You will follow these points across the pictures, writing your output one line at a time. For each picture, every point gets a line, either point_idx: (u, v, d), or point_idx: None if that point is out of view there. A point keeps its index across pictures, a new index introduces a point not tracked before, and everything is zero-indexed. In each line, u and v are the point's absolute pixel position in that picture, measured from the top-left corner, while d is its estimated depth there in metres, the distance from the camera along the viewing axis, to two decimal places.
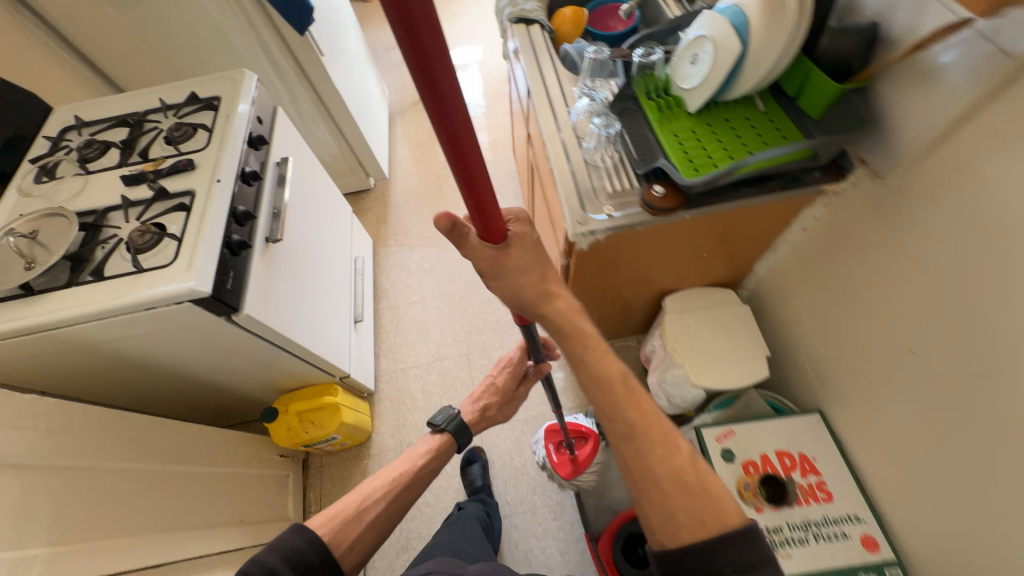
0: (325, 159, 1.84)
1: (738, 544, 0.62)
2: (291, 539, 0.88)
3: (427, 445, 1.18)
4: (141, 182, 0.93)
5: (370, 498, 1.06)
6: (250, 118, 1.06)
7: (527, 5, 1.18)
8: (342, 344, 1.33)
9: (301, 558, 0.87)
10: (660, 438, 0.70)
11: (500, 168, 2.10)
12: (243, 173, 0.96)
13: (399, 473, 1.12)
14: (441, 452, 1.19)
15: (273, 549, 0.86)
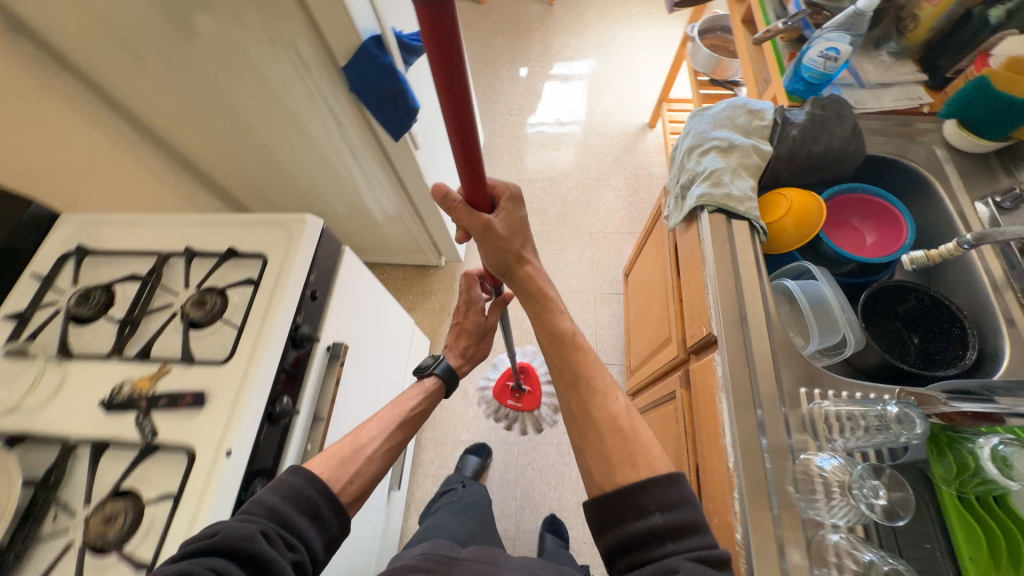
0: (393, 237, 1.51)
1: (664, 483, 0.51)
2: (290, 481, 0.60)
3: (420, 389, 0.90)
4: (131, 411, 0.63)
5: (371, 430, 0.77)
6: (302, 300, 0.74)
7: (738, 183, 0.76)
8: (368, 542, 1.03)
9: (307, 502, 0.60)
10: (597, 386, 0.62)
11: (598, 274, 1.67)
12: (271, 417, 0.66)
13: (389, 413, 0.82)
14: (434, 394, 0.93)
15: (270, 490, 0.58)
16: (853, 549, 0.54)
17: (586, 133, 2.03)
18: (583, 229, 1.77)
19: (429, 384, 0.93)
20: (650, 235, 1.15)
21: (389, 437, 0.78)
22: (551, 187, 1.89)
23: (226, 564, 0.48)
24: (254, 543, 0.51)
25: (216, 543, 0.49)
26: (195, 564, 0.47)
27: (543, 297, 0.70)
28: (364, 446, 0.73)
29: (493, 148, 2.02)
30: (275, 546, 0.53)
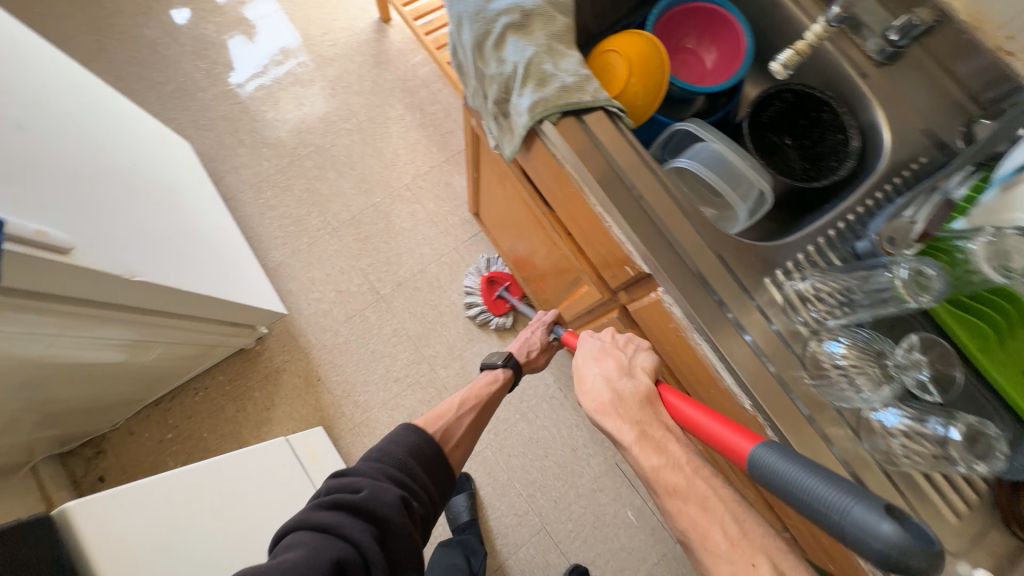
0: (168, 357, 1.01)
1: None
2: (413, 437, 0.57)
3: (490, 374, 0.76)
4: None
5: (463, 415, 0.68)
6: None
7: (564, 64, 0.54)
8: None
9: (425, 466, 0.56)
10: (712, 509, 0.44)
11: (445, 225, 1.39)
12: None
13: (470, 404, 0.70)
14: (504, 382, 0.77)
15: (396, 446, 0.56)
16: (919, 428, 0.46)
17: (319, 65, 1.51)
18: (397, 184, 1.42)
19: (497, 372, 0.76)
20: (483, 167, 0.89)
21: (473, 427, 0.69)
22: (328, 158, 1.42)
23: (366, 531, 0.47)
24: (396, 512, 0.49)
25: (359, 503, 0.48)
26: (338, 526, 0.46)
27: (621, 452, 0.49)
28: (456, 432, 0.66)
29: (215, 147, 1.40)
30: (411, 511, 0.51)
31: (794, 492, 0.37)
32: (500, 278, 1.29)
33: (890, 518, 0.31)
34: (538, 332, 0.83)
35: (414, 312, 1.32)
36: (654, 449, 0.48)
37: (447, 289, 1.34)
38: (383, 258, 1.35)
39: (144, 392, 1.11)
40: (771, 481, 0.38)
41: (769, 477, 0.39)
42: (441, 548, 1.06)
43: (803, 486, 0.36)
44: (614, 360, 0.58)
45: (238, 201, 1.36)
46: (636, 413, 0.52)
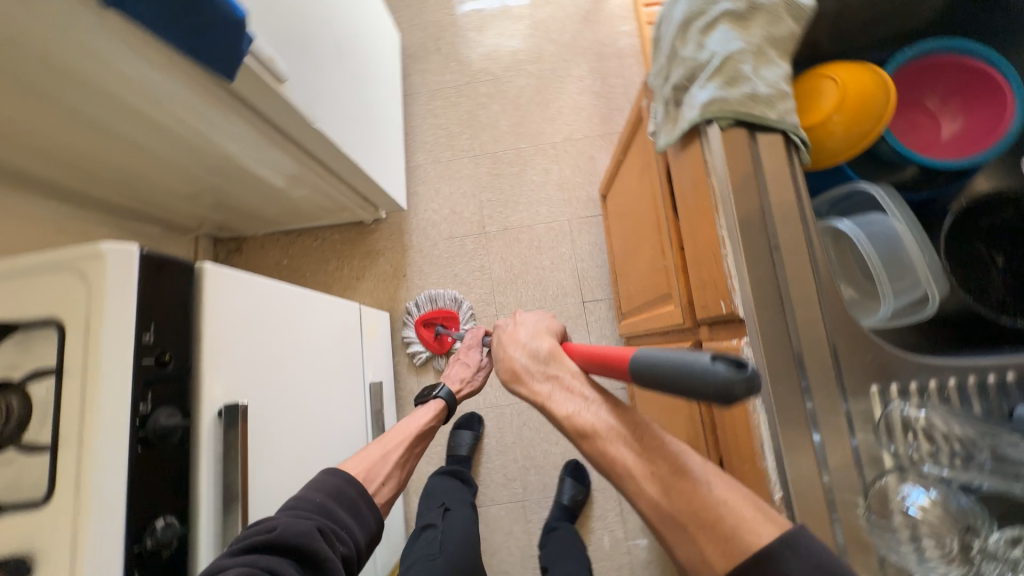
0: (311, 201, 1.20)
1: None
2: (332, 480, 0.64)
3: (427, 408, 0.87)
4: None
5: (391, 452, 0.76)
6: (135, 382, 0.49)
7: (765, 72, 0.49)
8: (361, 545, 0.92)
9: (350, 502, 0.64)
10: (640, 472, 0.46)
11: (570, 195, 1.39)
12: (137, 558, 0.47)
13: (395, 437, 0.79)
14: (441, 414, 0.89)
15: (314, 490, 0.62)
16: None
17: (532, 5, 1.55)
18: (546, 140, 1.44)
19: (437, 404, 0.89)
20: (632, 151, 0.87)
21: (401, 462, 0.78)
22: (497, 93, 1.49)
23: (284, 563, 0.52)
24: (313, 539, 0.54)
25: (273, 538, 0.52)
26: (257, 558, 0.50)
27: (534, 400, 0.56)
28: (382, 471, 0.73)
29: (416, 48, 1.55)
30: (328, 541, 0.57)
31: (664, 377, 0.40)
32: (437, 318, 1.30)
33: (713, 356, 0.36)
34: (467, 359, 0.96)
35: (505, 259, 1.37)
36: (566, 396, 0.54)
37: (542, 253, 1.37)
38: (501, 201, 1.41)
39: (284, 221, 1.34)
40: (647, 378, 0.42)
41: (645, 375, 0.43)
42: (438, 479, 1.07)
43: (667, 365, 0.40)
44: (522, 330, 0.64)
45: (412, 100, 1.51)
46: (542, 373, 0.58)
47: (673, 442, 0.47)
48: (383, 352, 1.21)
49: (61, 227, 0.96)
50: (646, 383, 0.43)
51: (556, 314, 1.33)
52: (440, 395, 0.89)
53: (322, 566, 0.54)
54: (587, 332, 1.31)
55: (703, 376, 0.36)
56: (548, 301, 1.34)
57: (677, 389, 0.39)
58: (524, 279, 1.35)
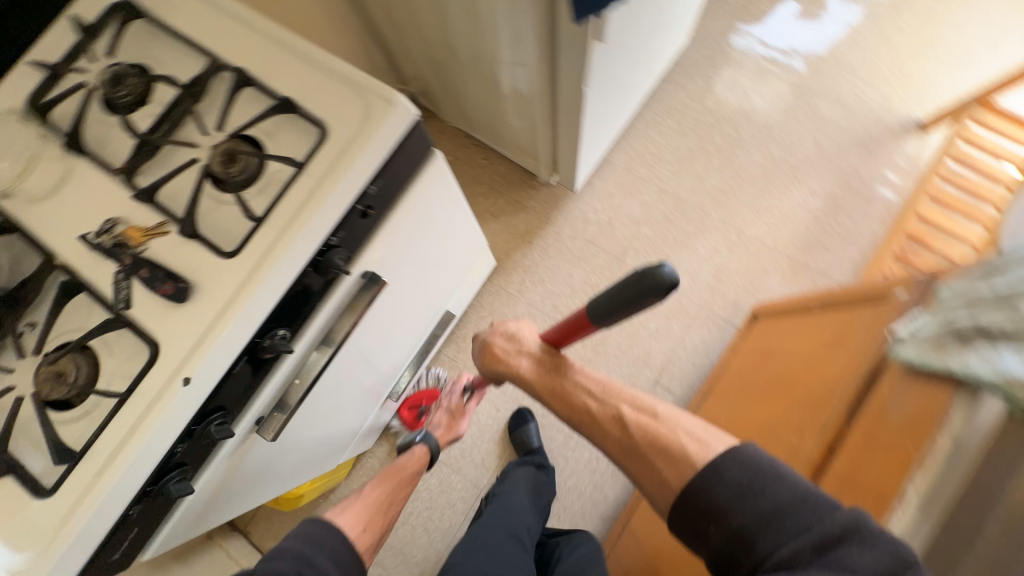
0: (512, 131, 1.20)
1: (723, 482, 0.49)
2: (310, 527, 0.62)
3: (413, 458, 0.96)
4: (114, 269, 0.51)
5: (369, 498, 0.77)
6: (344, 216, 0.52)
7: None
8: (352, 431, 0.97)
9: (330, 551, 0.61)
10: (607, 422, 0.60)
11: (718, 287, 1.31)
12: (253, 348, 0.50)
13: (381, 480, 0.84)
14: (424, 458, 0.98)
15: (288, 539, 0.60)
16: None
17: (820, 98, 1.42)
18: (736, 225, 1.35)
19: (421, 448, 1.00)
20: (837, 315, 0.80)
21: (383, 506, 0.78)
22: (728, 151, 1.40)
23: None
24: None
25: None
26: None
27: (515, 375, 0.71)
28: (364, 512, 0.74)
29: (687, 61, 1.47)
30: None
31: (614, 305, 0.56)
32: (419, 397, 1.24)
33: (642, 271, 0.52)
34: (433, 417, 1.17)
35: None
36: (541, 372, 0.68)
37: (654, 316, 1.30)
38: (655, 246, 1.35)
39: (472, 128, 1.35)
40: (608, 316, 0.57)
41: (604, 314, 0.58)
42: (521, 466, 1.04)
43: (615, 295, 0.55)
44: (502, 323, 0.75)
45: (649, 103, 1.44)
46: (521, 361, 0.71)
47: (601, 389, 0.63)
48: (469, 293, 1.22)
49: (328, 7, 1.02)
50: (607, 319, 0.58)
51: (625, 375, 1.28)
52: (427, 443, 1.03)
53: None
54: None
55: (638, 279, 0.52)
56: (628, 359, 1.29)
57: (618, 312, 0.56)
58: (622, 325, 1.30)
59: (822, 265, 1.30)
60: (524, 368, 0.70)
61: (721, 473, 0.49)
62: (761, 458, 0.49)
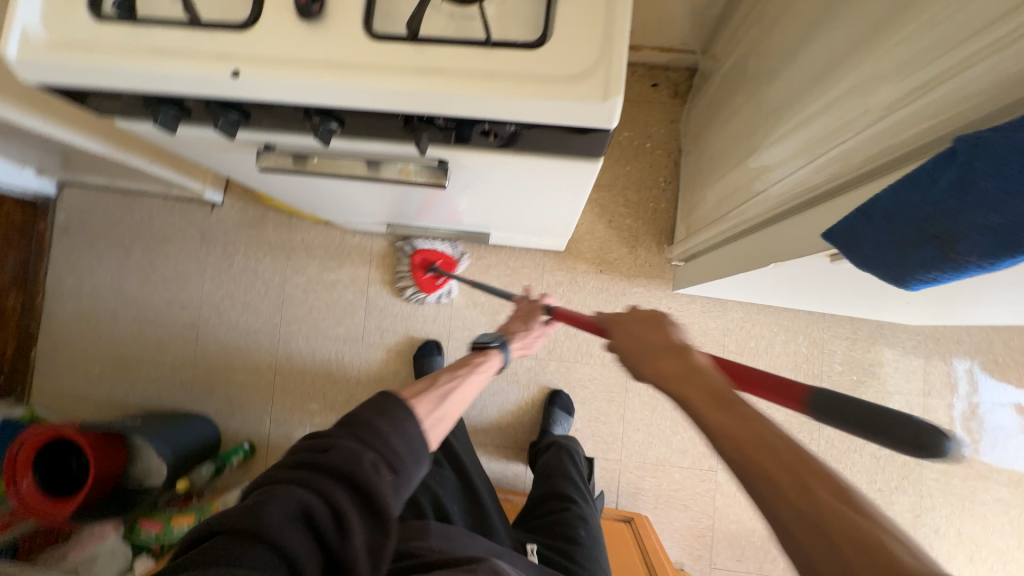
0: (703, 197, 1.04)
1: None
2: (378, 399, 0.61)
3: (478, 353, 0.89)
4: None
5: (434, 386, 0.76)
6: (466, 118, 0.46)
7: None
8: (341, 211, 1.00)
9: (401, 426, 0.58)
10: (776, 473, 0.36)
11: (647, 469, 1.24)
12: (303, 109, 0.48)
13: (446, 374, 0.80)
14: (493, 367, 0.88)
15: (370, 425, 0.57)
16: None
17: (913, 496, 1.20)
18: (721, 461, 1.24)
19: (487, 357, 0.88)
20: None
21: (443, 396, 0.75)
22: (799, 422, 1.23)
23: (317, 498, 0.49)
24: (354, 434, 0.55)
25: (321, 454, 0.53)
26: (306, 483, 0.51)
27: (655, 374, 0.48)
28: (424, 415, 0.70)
29: (892, 337, 1.22)
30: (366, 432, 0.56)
31: (852, 418, 0.41)
32: (434, 257, 1.25)
33: (931, 426, 0.38)
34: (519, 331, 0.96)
35: (592, 380, 1.27)
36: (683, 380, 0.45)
37: (588, 421, 1.26)
38: (659, 393, 1.25)
39: (689, 152, 1.18)
40: (827, 415, 0.43)
41: (827, 410, 0.43)
42: None
43: (857, 404, 0.41)
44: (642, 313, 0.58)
45: (817, 318, 1.23)
46: (659, 362, 0.48)
47: (777, 429, 0.39)
48: (520, 241, 1.17)
49: None
50: (825, 418, 0.43)
51: (521, 419, 1.28)
52: (494, 345, 0.90)
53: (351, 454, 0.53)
54: (496, 443, 1.28)
55: (914, 420, 0.39)
56: (536, 415, 1.28)
57: (850, 425, 0.41)
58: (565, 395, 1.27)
59: (719, 559, 1.22)
60: (660, 356, 0.49)
61: None
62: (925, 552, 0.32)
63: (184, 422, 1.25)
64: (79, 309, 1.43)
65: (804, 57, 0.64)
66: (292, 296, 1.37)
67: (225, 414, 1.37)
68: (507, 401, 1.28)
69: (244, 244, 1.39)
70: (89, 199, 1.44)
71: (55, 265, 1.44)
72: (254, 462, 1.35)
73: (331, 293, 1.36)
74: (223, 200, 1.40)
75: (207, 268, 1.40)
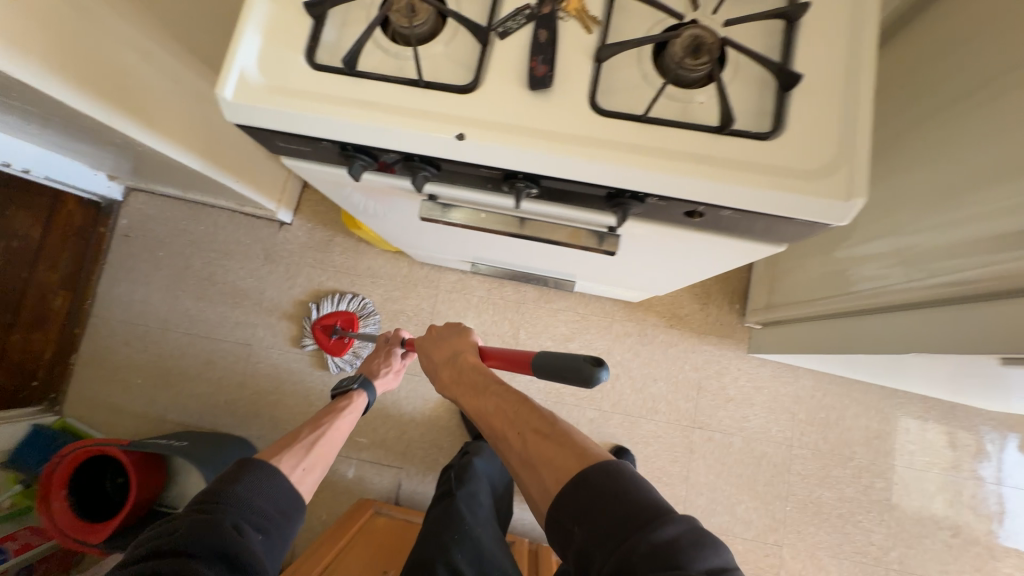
0: (795, 265, 1.04)
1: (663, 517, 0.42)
2: (245, 463, 0.65)
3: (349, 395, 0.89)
4: (528, 3, 0.47)
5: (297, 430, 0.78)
6: (683, 199, 0.45)
7: None
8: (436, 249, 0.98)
9: (273, 502, 0.62)
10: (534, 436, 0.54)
11: None
12: (509, 173, 0.47)
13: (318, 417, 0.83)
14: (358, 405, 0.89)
15: (249, 489, 0.61)
16: None
17: None
18: (784, 534, 1.19)
19: (354, 396, 0.89)
20: None
21: (307, 443, 0.75)
22: (868, 499, 1.20)
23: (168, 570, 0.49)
24: (201, 512, 0.56)
25: (176, 533, 0.53)
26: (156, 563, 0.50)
27: (446, 384, 0.69)
28: (288, 454, 0.71)
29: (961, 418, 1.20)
30: (225, 508, 0.58)
31: (556, 370, 0.55)
32: (335, 318, 1.28)
33: (597, 363, 0.51)
34: (381, 360, 0.96)
35: (655, 437, 1.23)
36: (466, 394, 0.65)
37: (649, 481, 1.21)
38: (724, 456, 1.22)
39: None
40: (541, 371, 0.56)
41: (540, 367, 0.56)
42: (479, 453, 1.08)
43: (557, 358, 0.55)
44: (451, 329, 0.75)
45: (887, 393, 1.21)
46: (449, 368, 0.70)
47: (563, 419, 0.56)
48: (598, 290, 1.16)
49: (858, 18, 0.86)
50: (546, 373, 0.56)
51: None
52: (354, 386, 0.90)
53: (209, 525, 0.54)
54: None
55: (581, 366, 0.52)
56: None
57: (551, 377, 0.55)
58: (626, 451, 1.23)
59: None
60: (448, 378, 0.69)
61: (599, 484, 0.46)
62: (622, 464, 0.48)
63: (227, 445, 1.19)
64: (128, 317, 1.39)
65: (957, 155, 0.66)
66: None
67: (269, 440, 1.31)
68: None
69: (308, 265, 1.37)
70: (154, 206, 1.42)
71: (110, 269, 1.41)
72: None
73: (392, 322, 1.33)
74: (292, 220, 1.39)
75: (267, 286, 1.37)
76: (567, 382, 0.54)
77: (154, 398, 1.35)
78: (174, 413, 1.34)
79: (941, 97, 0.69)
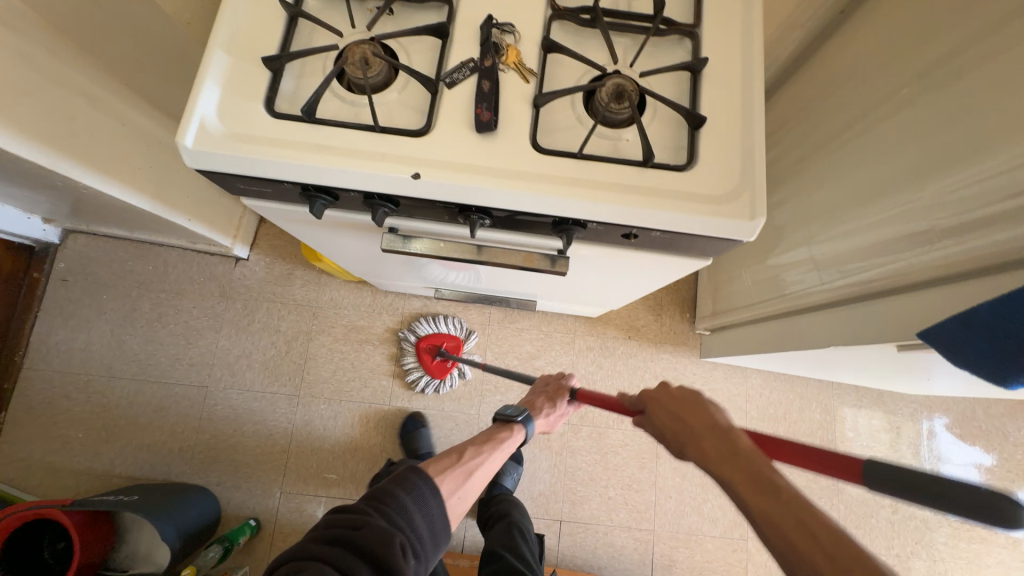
0: (734, 275, 1.14)
1: None
2: (412, 475, 0.65)
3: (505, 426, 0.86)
4: (471, 57, 0.53)
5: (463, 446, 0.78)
6: (617, 224, 0.51)
7: None
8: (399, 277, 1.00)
9: (427, 524, 0.62)
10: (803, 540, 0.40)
11: (680, 538, 1.24)
12: (461, 207, 0.52)
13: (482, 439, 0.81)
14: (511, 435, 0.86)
15: (409, 501, 0.62)
16: None
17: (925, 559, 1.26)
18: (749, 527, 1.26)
19: (512, 428, 0.85)
20: None
21: (465, 467, 0.74)
22: (819, 486, 1.29)
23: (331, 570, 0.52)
24: (369, 517, 0.58)
25: (348, 530, 0.56)
26: (326, 557, 0.54)
27: (675, 435, 0.54)
28: (446, 472, 0.72)
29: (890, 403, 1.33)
30: (389, 517, 0.59)
31: (906, 477, 0.39)
32: (438, 341, 1.28)
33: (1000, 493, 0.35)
34: (541, 405, 0.93)
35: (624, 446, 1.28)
36: (706, 458, 0.49)
37: (622, 489, 1.26)
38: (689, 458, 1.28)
39: None
40: (880, 472, 0.41)
41: (874, 469, 0.41)
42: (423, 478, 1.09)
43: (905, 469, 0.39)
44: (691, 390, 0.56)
45: (825, 385, 1.33)
46: (684, 422, 0.53)
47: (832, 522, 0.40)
48: (560, 308, 1.21)
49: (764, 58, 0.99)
50: (880, 481, 0.41)
51: (554, 487, 1.25)
52: (513, 417, 0.85)
53: (379, 536, 0.56)
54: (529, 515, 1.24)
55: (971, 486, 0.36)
56: (569, 484, 1.26)
57: (914, 495, 0.39)
58: (597, 462, 1.27)
59: None
60: (716, 452, 0.48)
61: None
62: None
63: (184, 495, 1.12)
64: (67, 366, 1.30)
65: (848, 175, 0.77)
66: (316, 357, 1.32)
67: (229, 487, 1.24)
68: (539, 469, 1.26)
69: (268, 300, 1.35)
70: (96, 247, 1.35)
71: (45, 317, 1.32)
72: (259, 542, 1.22)
73: (358, 353, 1.32)
74: (249, 255, 1.37)
75: (224, 324, 1.33)
76: (930, 506, 0.38)
77: (98, 452, 1.26)
78: (121, 466, 1.25)
79: (831, 126, 0.81)
